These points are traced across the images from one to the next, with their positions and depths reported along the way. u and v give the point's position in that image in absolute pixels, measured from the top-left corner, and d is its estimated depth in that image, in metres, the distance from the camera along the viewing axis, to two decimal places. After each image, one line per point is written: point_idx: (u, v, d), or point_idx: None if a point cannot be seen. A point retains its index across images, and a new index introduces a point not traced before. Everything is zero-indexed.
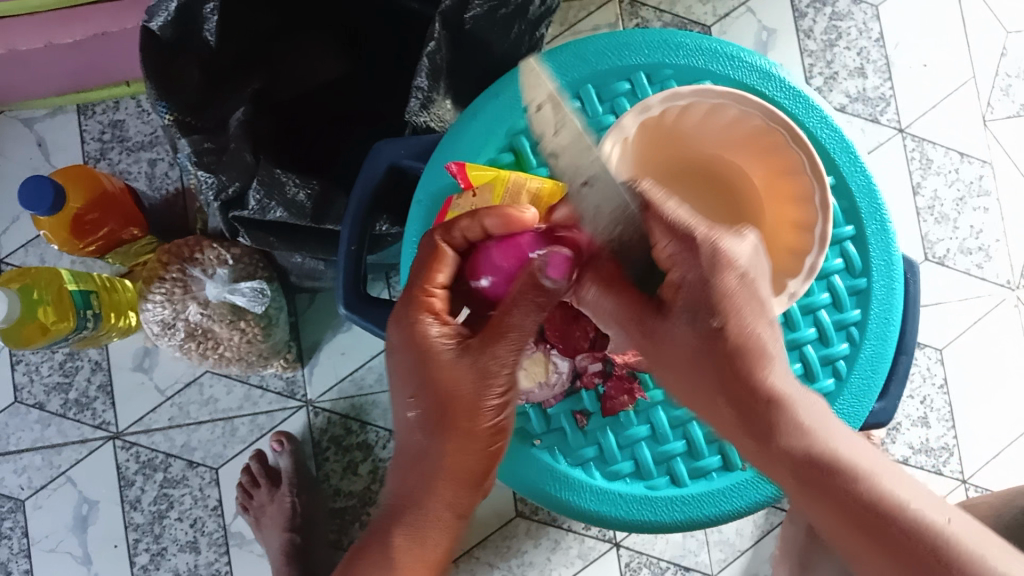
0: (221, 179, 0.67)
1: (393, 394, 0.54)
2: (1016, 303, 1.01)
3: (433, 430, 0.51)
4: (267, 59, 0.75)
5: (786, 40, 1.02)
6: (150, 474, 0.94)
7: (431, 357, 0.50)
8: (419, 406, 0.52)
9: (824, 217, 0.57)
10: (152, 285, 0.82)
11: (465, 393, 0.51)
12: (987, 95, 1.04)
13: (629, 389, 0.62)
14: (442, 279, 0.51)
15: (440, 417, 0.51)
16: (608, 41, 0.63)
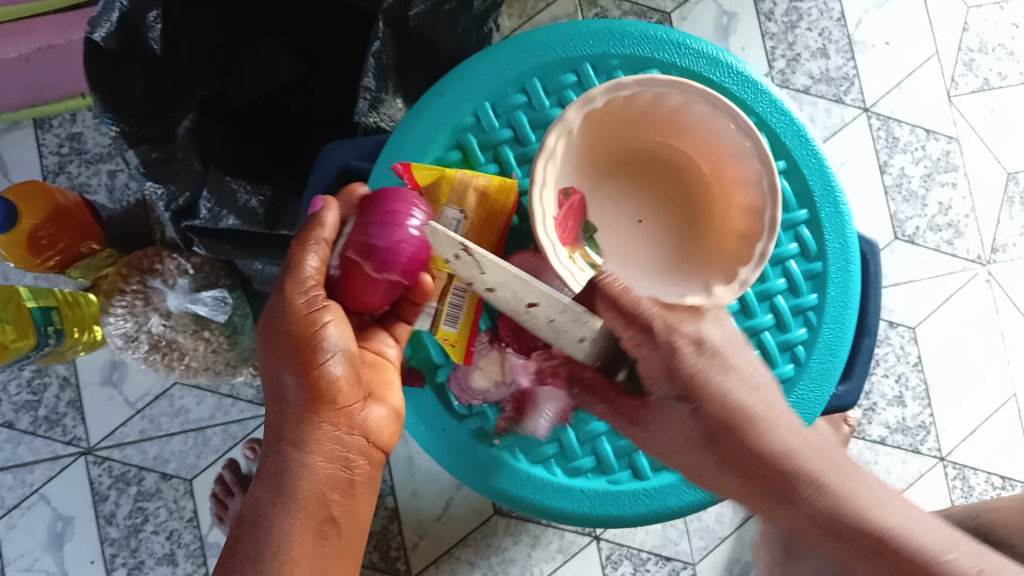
0: (171, 188, 0.65)
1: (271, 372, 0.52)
2: (986, 277, 1.01)
3: (277, 364, 0.50)
4: (239, 69, 0.76)
5: (747, 23, 1.01)
6: (124, 487, 0.93)
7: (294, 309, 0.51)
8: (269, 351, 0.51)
9: (772, 203, 0.54)
10: (113, 298, 0.81)
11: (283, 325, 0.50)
12: (951, 71, 1.04)
13: None
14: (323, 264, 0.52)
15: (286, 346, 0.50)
16: (553, 32, 0.62)
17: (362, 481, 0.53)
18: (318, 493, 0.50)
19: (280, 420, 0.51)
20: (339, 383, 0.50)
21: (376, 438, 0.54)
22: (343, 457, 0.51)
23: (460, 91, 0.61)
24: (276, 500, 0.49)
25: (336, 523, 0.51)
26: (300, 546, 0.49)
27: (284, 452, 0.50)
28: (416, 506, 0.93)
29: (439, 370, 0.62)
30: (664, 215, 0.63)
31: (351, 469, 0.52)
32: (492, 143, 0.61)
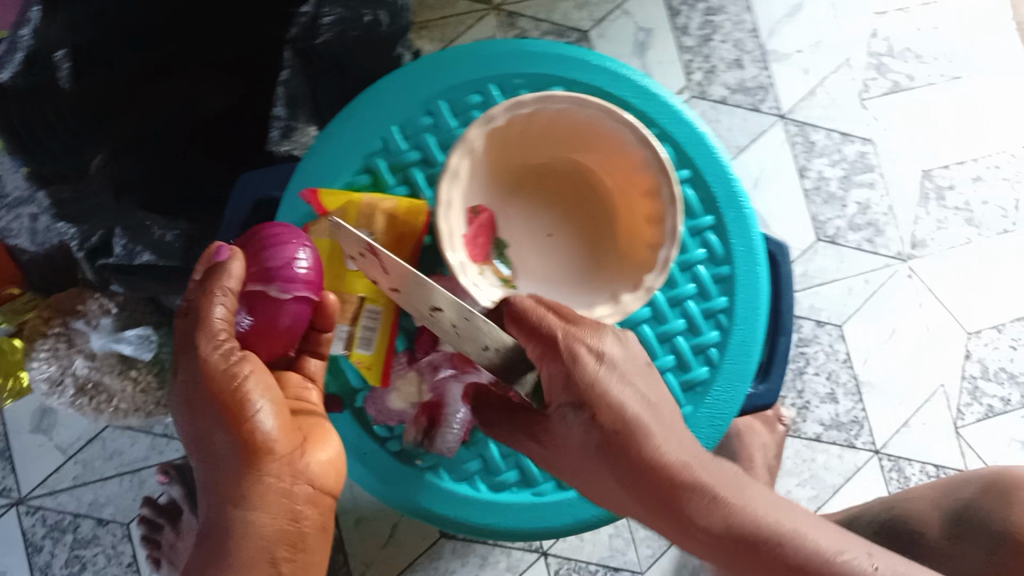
0: (82, 229, 0.67)
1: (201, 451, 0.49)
2: (908, 272, 1.04)
3: (206, 423, 0.47)
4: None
5: (663, 38, 1.04)
6: (59, 536, 0.91)
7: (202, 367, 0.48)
8: (191, 421, 0.49)
9: (674, 210, 0.55)
10: (36, 343, 0.81)
11: (200, 388, 0.47)
12: (862, 75, 1.07)
13: None
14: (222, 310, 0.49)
15: (206, 407, 0.47)
16: (456, 55, 0.63)
17: (312, 532, 0.49)
18: (265, 550, 0.47)
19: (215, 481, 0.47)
20: (274, 436, 0.47)
21: (322, 483, 0.50)
22: (291, 511, 0.48)
23: (367, 116, 0.62)
24: (219, 560, 0.46)
25: None
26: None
27: (225, 511, 0.47)
28: (360, 534, 0.92)
29: (358, 394, 0.62)
30: (578, 224, 0.64)
31: (300, 520, 0.48)
32: (401, 165, 0.62)
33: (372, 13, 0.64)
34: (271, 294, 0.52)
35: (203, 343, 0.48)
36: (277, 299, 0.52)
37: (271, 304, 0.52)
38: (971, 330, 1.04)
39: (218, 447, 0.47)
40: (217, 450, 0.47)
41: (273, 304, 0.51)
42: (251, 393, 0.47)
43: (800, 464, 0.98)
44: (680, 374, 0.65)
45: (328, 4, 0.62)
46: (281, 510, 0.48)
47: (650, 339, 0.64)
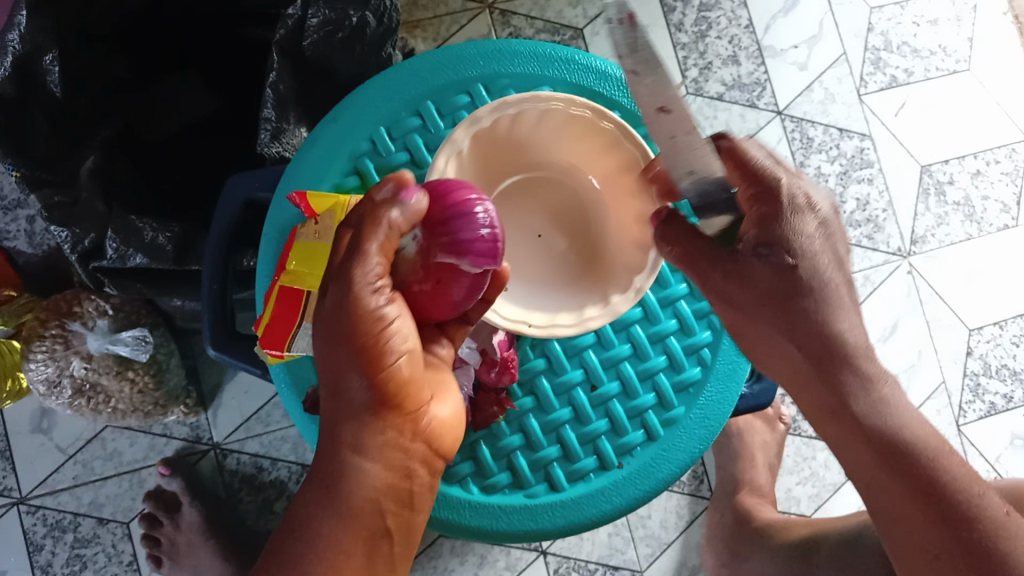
0: (76, 231, 0.66)
1: (324, 382, 0.46)
2: (909, 269, 1.04)
3: (342, 361, 0.44)
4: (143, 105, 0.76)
5: (658, 35, 1.03)
6: (60, 535, 0.92)
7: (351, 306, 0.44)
8: (324, 352, 0.45)
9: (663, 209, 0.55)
10: (32, 344, 0.80)
11: (341, 325, 0.44)
12: (859, 70, 1.07)
13: (498, 400, 0.62)
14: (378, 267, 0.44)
15: (345, 344, 0.44)
16: (442, 55, 0.63)
17: (421, 492, 0.49)
18: (373, 502, 0.46)
19: (336, 420, 0.46)
20: (407, 386, 0.46)
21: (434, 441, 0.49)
22: (403, 465, 0.47)
23: (355, 118, 0.62)
24: (330, 505, 0.45)
25: (388, 536, 0.47)
26: (352, 557, 0.45)
27: (342, 457, 0.45)
28: None
29: None
30: (568, 226, 0.65)
31: (412, 479, 0.48)
32: (390, 167, 0.62)
33: (358, 13, 0.65)
34: (454, 265, 0.44)
35: (361, 285, 0.43)
36: (462, 272, 0.44)
37: (446, 272, 0.44)
38: (972, 327, 1.04)
39: (350, 390, 0.45)
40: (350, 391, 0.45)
41: (447, 274, 0.44)
42: (395, 345, 0.45)
43: (799, 461, 0.98)
44: (672, 376, 0.64)
45: (314, 6, 0.64)
46: (395, 460, 0.46)
47: (641, 339, 0.64)
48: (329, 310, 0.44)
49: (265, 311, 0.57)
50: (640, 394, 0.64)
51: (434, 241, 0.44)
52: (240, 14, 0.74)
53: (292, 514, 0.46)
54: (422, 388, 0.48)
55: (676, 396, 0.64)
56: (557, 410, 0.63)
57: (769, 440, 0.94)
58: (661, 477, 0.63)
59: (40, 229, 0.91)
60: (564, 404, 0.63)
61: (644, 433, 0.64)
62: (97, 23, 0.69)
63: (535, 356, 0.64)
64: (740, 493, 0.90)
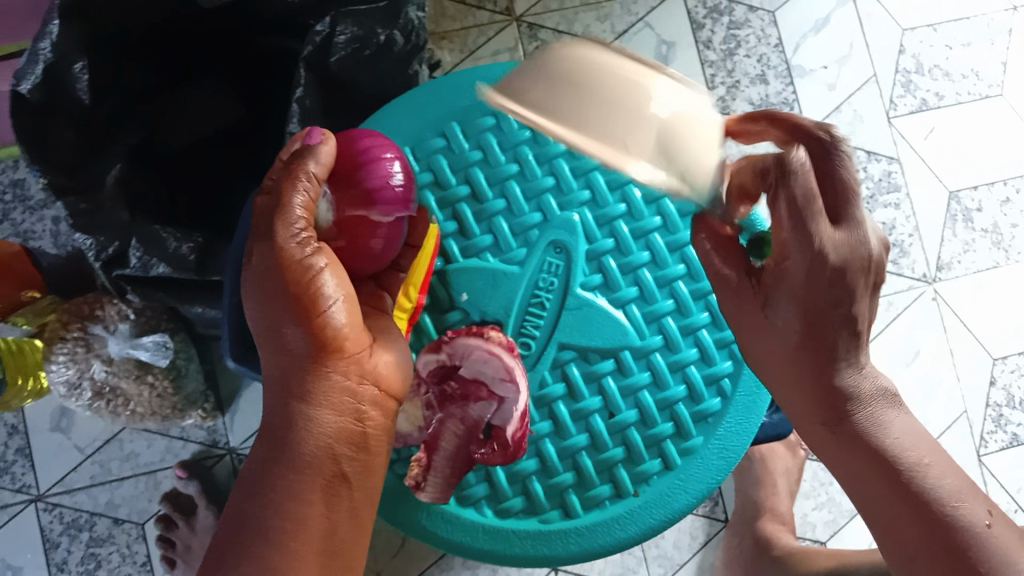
0: (100, 239, 0.66)
1: (264, 335, 0.53)
2: (934, 295, 1.02)
3: (280, 316, 0.51)
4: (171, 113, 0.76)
5: (686, 52, 1.03)
6: (76, 534, 0.92)
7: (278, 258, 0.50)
8: (261, 307, 0.51)
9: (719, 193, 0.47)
10: (54, 346, 0.81)
11: (273, 282, 0.50)
12: (889, 92, 1.06)
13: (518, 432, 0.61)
14: (301, 214, 0.50)
15: (280, 299, 0.50)
16: (469, 77, 0.64)
17: (374, 435, 0.55)
18: (325, 447, 0.52)
19: (283, 366, 0.52)
20: (345, 334, 0.52)
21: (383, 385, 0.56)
22: (353, 409, 0.53)
23: (381, 137, 0.64)
24: (287, 460, 0.51)
25: (347, 480, 0.53)
26: (308, 503, 0.51)
27: (293, 406, 0.52)
28: (369, 544, 0.92)
29: None
30: None
31: (363, 422, 0.54)
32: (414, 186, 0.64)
33: (386, 31, 0.65)
34: (370, 215, 0.54)
35: (283, 236, 0.49)
36: (377, 220, 0.54)
37: (364, 221, 0.54)
38: (996, 356, 1.02)
39: (290, 339, 0.51)
40: (288, 340, 0.51)
41: (367, 224, 0.54)
42: (326, 295, 0.51)
43: (816, 487, 0.97)
44: (691, 406, 0.64)
45: (342, 23, 0.64)
46: (341, 400, 0.53)
47: (661, 366, 0.64)
48: (262, 267, 0.50)
49: None
50: (659, 422, 0.64)
51: (342, 194, 0.53)
52: (270, 26, 0.74)
53: (255, 477, 0.52)
54: (358, 330, 0.54)
55: (694, 427, 0.63)
56: (573, 436, 0.63)
57: (791, 467, 0.94)
58: (676, 506, 0.63)
59: (64, 231, 0.92)
60: (581, 430, 0.63)
61: (662, 462, 0.63)
62: (128, 33, 0.69)
63: (554, 381, 0.64)
64: (759, 519, 0.90)
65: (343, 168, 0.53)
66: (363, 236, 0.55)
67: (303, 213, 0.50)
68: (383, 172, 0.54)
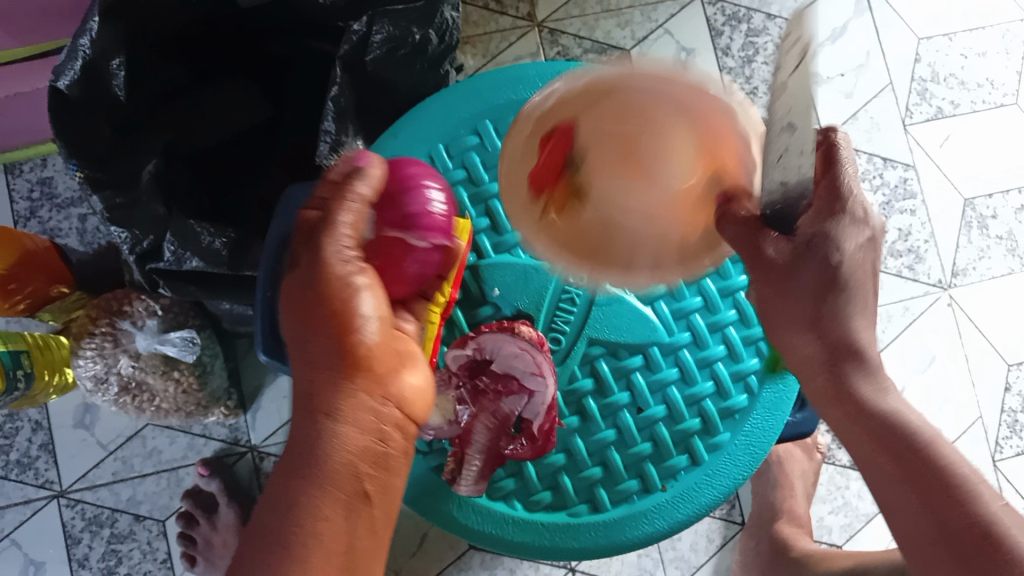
0: (135, 233, 0.67)
1: (296, 347, 0.52)
2: (949, 301, 1.03)
3: (312, 329, 0.51)
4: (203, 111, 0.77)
5: (705, 59, 1.04)
6: (97, 530, 0.93)
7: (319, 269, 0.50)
8: (296, 316, 0.51)
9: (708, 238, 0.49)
10: (82, 341, 0.82)
11: (310, 294, 0.50)
12: (905, 100, 1.07)
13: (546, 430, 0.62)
14: (350, 227, 0.51)
15: (313, 308, 0.50)
16: (503, 76, 0.65)
17: (395, 455, 0.52)
18: (342, 462, 0.49)
19: (312, 379, 0.51)
20: (375, 352, 0.51)
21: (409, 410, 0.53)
22: (376, 430, 0.51)
23: (415, 135, 0.64)
24: (308, 471, 0.48)
25: (366, 498, 0.50)
26: (325, 522, 0.48)
27: (317, 423, 0.49)
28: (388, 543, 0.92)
29: None
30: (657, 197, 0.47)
31: (386, 442, 0.51)
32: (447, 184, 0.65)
33: (421, 31, 0.66)
34: (410, 241, 0.54)
35: (323, 247, 0.50)
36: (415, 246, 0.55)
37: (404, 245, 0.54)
38: (1011, 362, 1.03)
39: (320, 351, 0.51)
40: (319, 355, 0.51)
41: (406, 249, 0.54)
42: (360, 310, 0.51)
43: (833, 490, 0.98)
44: (718, 402, 0.65)
45: (379, 22, 0.65)
46: (363, 419, 0.50)
47: (689, 363, 0.65)
48: (305, 278, 0.51)
49: None
50: (687, 418, 0.64)
51: (383, 219, 0.54)
52: (303, 26, 0.75)
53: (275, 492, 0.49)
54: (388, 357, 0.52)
55: (722, 423, 0.64)
56: (602, 431, 0.64)
57: (808, 470, 0.94)
58: (704, 502, 0.64)
59: (92, 229, 0.93)
60: (610, 425, 0.64)
61: (689, 457, 0.64)
62: (163, 31, 0.70)
63: (583, 375, 0.65)
64: (777, 521, 0.90)
65: (385, 197, 0.55)
66: (400, 263, 0.55)
67: (351, 224, 0.51)
68: (426, 194, 0.55)
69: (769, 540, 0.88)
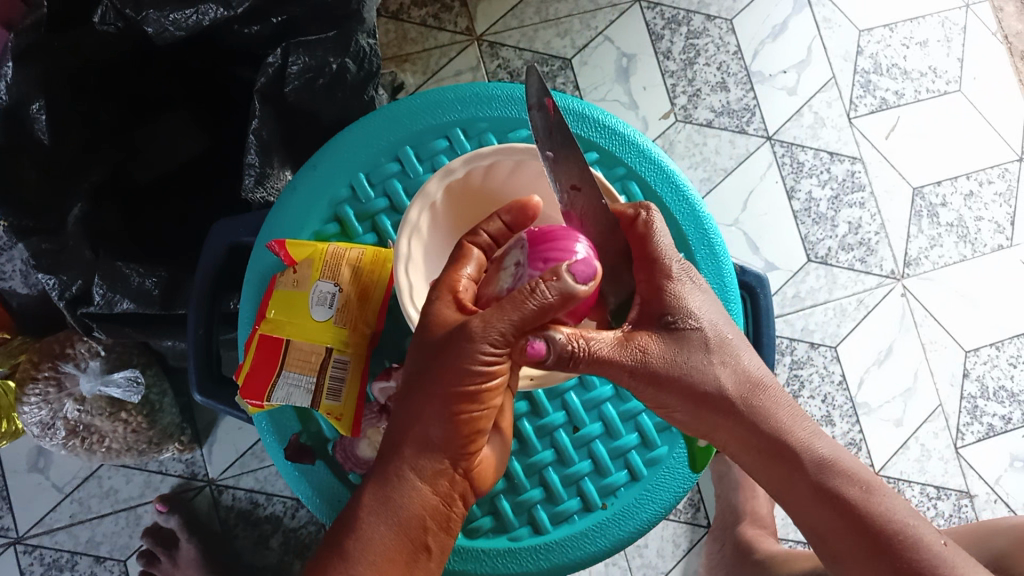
0: (63, 278, 0.66)
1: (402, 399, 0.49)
2: (902, 292, 1.03)
3: (423, 391, 0.47)
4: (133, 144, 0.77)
5: (646, 63, 1.04)
6: (57, 574, 0.92)
7: (462, 344, 0.45)
8: (413, 372, 0.48)
9: None
10: (26, 387, 0.81)
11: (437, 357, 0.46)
12: (849, 93, 1.07)
13: None
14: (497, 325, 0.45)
15: (434, 376, 0.46)
16: (421, 101, 0.64)
17: (459, 518, 0.51)
18: (421, 519, 0.48)
19: (405, 435, 0.48)
20: (480, 424, 0.48)
21: (483, 475, 0.52)
22: (450, 493, 0.49)
23: (333, 166, 0.63)
24: (382, 513, 0.48)
25: (426, 554, 0.49)
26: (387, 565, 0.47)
27: (399, 472, 0.48)
28: None
29: (332, 444, 0.62)
30: None
31: (456, 506, 0.50)
32: (369, 213, 0.63)
33: (338, 60, 0.66)
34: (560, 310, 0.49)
35: (474, 332, 0.45)
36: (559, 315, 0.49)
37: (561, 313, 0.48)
38: (968, 348, 1.03)
39: (424, 413, 0.47)
40: (422, 418, 0.48)
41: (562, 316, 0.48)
42: (480, 393, 0.47)
43: None
44: (653, 416, 0.65)
45: (294, 53, 0.65)
46: (441, 478, 0.49)
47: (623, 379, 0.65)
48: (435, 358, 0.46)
49: (244, 360, 0.57)
50: (623, 434, 0.64)
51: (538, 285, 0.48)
52: (225, 57, 0.75)
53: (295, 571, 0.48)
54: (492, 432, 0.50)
55: (658, 437, 0.64)
56: (539, 452, 0.64)
57: None
58: (645, 517, 0.63)
59: None
60: (547, 446, 0.64)
61: (628, 474, 0.64)
62: (84, 69, 0.69)
63: (517, 399, 0.64)
64: (740, 524, 0.90)
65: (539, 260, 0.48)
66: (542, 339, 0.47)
67: (501, 319, 0.45)
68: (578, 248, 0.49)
69: (733, 543, 0.88)
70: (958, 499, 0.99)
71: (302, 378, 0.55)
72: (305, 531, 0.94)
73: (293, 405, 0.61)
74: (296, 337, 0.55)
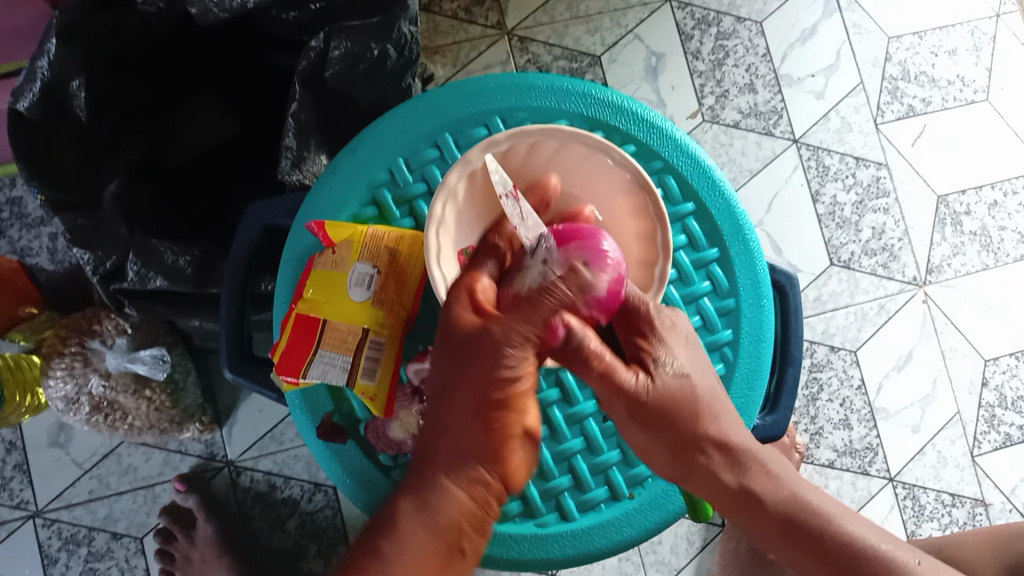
0: (97, 254, 0.67)
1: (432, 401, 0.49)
2: (924, 299, 1.03)
3: (456, 387, 0.47)
4: (168, 126, 0.78)
5: (675, 62, 1.04)
6: (74, 549, 0.92)
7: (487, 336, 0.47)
8: (439, 370, 0.48)
9: (664, 257, 0.57)
10: (52, 361, 0.82)
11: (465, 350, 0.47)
12: (876, 99, 1.07)
13: None
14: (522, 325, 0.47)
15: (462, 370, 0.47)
16: (462, 88, 0.64)
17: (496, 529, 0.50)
18: (459, 524, 0.47)
19: (441, 438, 0.48)
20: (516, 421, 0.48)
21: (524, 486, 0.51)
22: (489, 503, 0.49)
23: (373, 149, 0.63)
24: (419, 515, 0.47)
25: (462, 560, 0.48)
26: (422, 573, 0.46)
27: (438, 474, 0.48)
28: None
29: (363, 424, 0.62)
30: None
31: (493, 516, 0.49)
32: (407, 197, 0.63)
33: (379, 47, 0.66)
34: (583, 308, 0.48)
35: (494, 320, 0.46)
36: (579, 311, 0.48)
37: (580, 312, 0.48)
38: (987, 357, 1.03)
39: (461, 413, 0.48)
40: (460, 417, 0.48)
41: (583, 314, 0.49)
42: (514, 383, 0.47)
43: None
44: None
45: (337, 38, 0.66)
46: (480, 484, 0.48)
47: None
48: (456, 358, 0.47)
49: (280, 338, 0.58)
50: None
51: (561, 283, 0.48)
52: (263, 41, 0.75)
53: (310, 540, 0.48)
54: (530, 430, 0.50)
55: None
56: (568, 441, 0.64)
57: None
58: (672, 508, 0.64)
59: (62, 247, 0.92)
60: (576, 434, 0.64)
61: None
62: (124, 48, 0.69)
63: (549, 386, 0.64)
64: None
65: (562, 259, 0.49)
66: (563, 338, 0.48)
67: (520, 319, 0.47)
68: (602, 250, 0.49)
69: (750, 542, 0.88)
70: (972, 507, 0.99)
71: (338, 357, 0.55)
72: (321, 515, 0.94)
73: (326, 384, 0.61)
74: (334, 318, 0.56)
